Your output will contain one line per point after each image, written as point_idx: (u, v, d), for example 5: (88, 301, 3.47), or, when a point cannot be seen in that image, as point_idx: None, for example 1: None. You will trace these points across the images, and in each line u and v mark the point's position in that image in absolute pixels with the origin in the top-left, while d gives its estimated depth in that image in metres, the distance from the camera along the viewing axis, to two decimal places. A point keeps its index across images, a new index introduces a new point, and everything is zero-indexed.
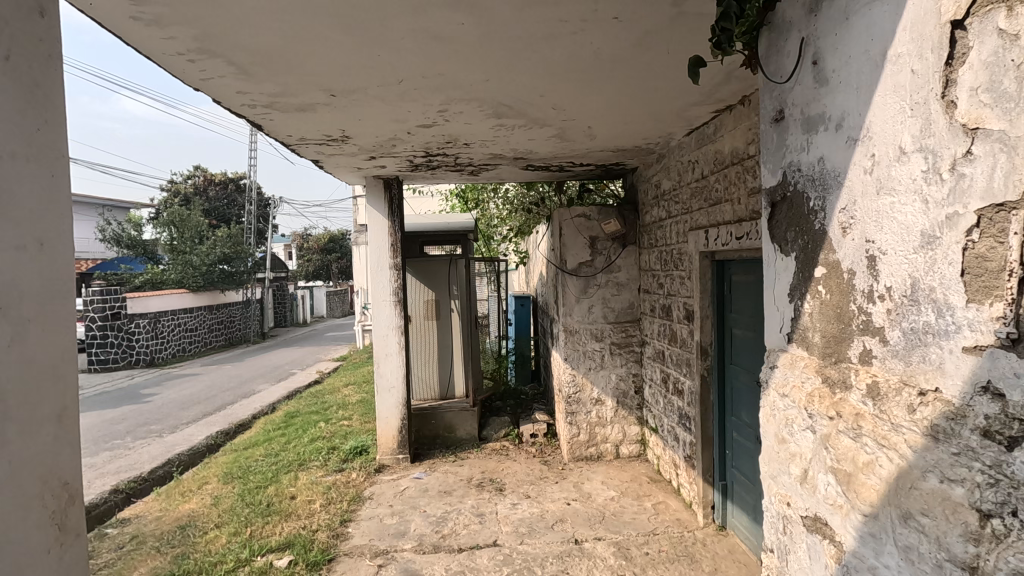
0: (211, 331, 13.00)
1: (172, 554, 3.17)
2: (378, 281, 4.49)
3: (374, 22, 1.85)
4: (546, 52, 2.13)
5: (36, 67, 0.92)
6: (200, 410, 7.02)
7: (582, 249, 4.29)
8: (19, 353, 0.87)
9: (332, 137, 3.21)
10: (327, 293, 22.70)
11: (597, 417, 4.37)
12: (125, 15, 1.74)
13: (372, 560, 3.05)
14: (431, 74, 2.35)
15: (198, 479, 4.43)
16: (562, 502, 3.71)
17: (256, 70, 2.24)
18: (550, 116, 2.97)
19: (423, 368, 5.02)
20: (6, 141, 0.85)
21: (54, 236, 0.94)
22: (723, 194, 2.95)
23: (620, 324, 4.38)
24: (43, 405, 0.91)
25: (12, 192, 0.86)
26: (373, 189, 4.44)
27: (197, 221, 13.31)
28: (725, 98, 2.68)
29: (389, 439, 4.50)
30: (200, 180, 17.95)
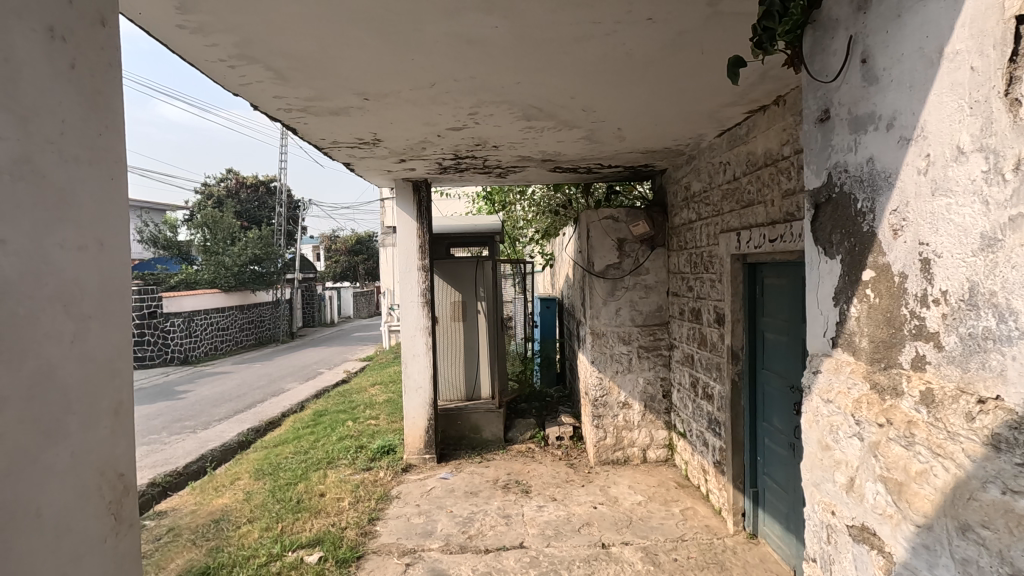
0: (242, 330, 13.32)
1: (206, 547, 3.25)
2: (406, 282, 4.54)
3: (408, 27, 1.87)
4: (578, 54, 2.13)
5: (100, 75, 0.96)
6: (232, 406, 7.19)
7: (609, 251, 4.27)
8: (81, 349, 0.90)
9: (363, 140, 3.26)
10: (354, 293, 23.06)
11: (624, 420, 4.34)
12: (171, 23, 1.80)
13: (399, 559, 3.08)
14: (463, 77, 2.36)
15: (231, 475, 4.54)
16: (588, 505, 3.69)
17: (294, 75, 2.29)
18: (579, 117, 2.96)
19: (449, 369, 5.04)
20: (71, 145, 0.89)
21: (113, 237, 0.98)
22: (755, 196, 2.90)
23: (648, 327, 4.34)
24: (102, 398, 0.94)
25: (75, 195, 0.89)
26: (402, 191, 4.50)
27: (229, 223, 13.68)
28: (759, 98, 2.63)
29: (416, 438, 4.54)
30: (232, 183, 18.47)
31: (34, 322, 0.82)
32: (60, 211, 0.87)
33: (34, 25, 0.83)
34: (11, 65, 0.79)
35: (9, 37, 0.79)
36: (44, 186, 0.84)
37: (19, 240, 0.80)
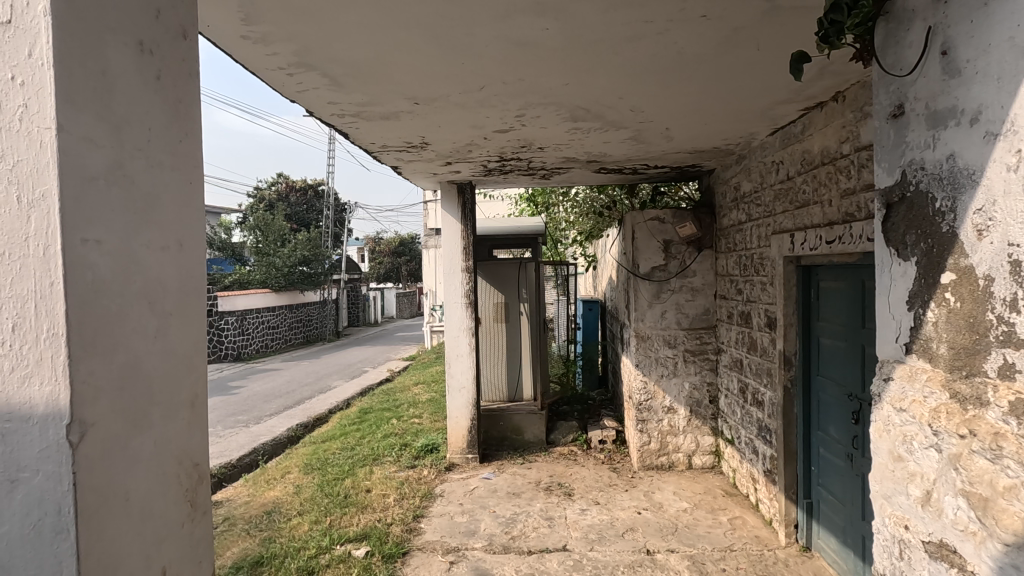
0: (291, 329, 13.80)
1: (260, 537, 3.38)
2: (450, 283, 4.60)
3: (461, 31, 1.90)
4: (628, 54, 2.11)
5: (180, 85, 1.01)
6: (282, 402, 7.46)
7: (655, 253, 4.20)
8: (163, 343, 0.95)
9: (411, 144, 3.32)
10: (397, 294, 23.53)
11: (669, 425, 4.26)
12: (236, 34, 1.88)
13: (444, 557, 3.11)
14: (511, 80, 2.38)
15: (281, 468, 4.70)
16: (632, 510, 3.64)
17: (348, 81, 2.36)
18: (627, 117, 2.92)
19: (492, 369, 5.06)
20: (157, 151, 0.95)
21: (190, 238, 1.03)
22: (811, 196, 2.80)
23: (694, 331, 4.24)
24: (180, 391, 1.00)
25: (158, 198, 0.94)
26: (447, 194, 4.56)
27: (279, 225, 14.22)
28: (816, 95, 2.54)
29: (459, 438, 4.59)
30: (282, 187, 19.21)
31: (123, 317, 0.87)
32: (145, 214, 0.92)
33: (125, 39, 0.89)
34: (105, 77, 0.85)
35: (103, 51, 0.85)
36: (134, 189, 0.89)
37: (110, 240, 0.85)
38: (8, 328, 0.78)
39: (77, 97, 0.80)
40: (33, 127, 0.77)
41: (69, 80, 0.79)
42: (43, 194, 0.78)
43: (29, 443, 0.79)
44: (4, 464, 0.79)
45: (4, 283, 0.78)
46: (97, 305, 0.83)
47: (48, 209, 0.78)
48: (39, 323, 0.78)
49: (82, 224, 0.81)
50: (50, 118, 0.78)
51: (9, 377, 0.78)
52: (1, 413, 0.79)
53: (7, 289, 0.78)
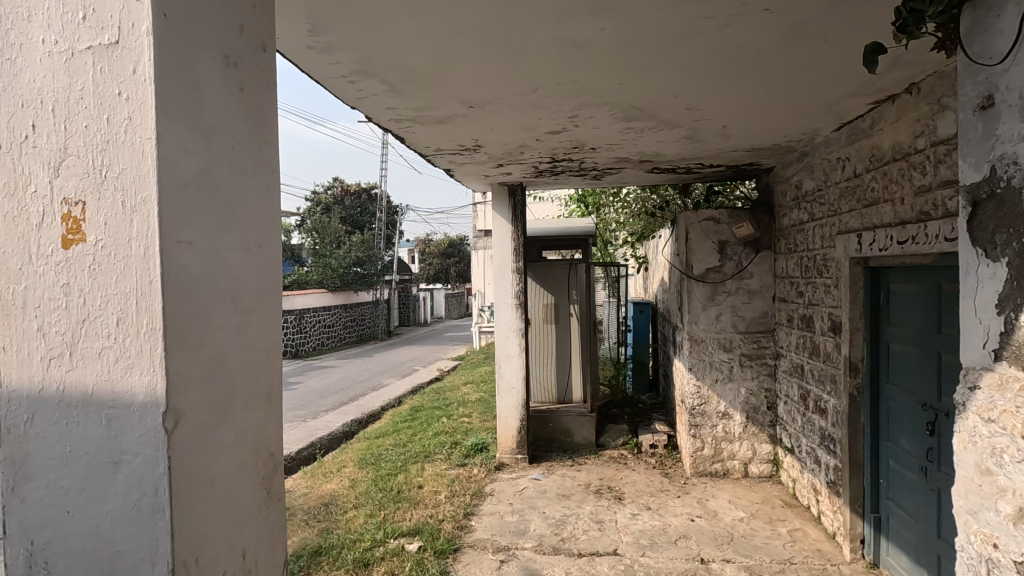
0: (346, 328, 14.28)
1: (318, 528, 3.51)
2: (500, 284, 4.63)
3: (516, 35, 1.92)
4: (685, 51, 2.07)
5: (260, 96, 1.07)
6: (337, 399, 7.73)
7: (709, 254, 4.10)
8: (243, 338, 1.01)
9: (465, 146, 3.37)
10: (446, 295, 23.92)
11: (724, 431, 4.13)
12: (303, 44, 1.97)
13: (494, 555, 3.14)
14: (565, 81, 2.38)
15: (338, 462, 4.86)
16: (686, 517, 3.55)
17: (406, 87, 2.42)
18: (682, 116, 2.87)
19: (541, 371, 5.05)
20: (239, 157, 1.01)
21: (268, 240, 1.09)
22: (881, 193, 2.65)
23: (751, 335, 4.10)
24: (258, 384, 1.06)
25: (240, 203, 1.00)
26: (499, 196, 4.61)
27: (335, 228, 14.77)
28: (887, 87, 2.41)
29: (509, 438, 4.62)
30: (338, 191, 19.97)
31: (210, 313, 0.93)
32: (230, 217, 0.98)
33: (213, 54, 0.95)
34: (195, 91, 0.91)
35: (194, 66, 0.91)
36: (220, 194, 0.96)
37: (200, 242, 0.91)
38: (113, 323, 0.86)
39: (172, 110, 0.87)
40: (136, 138, 0.85)
41: (166, 94, 0.86)
42: (144, 200, 0.85)
43: (130, 429, 0.86)
44: (108, 447, 0.87)
45: (109, 282, 0.86)
46: (189, 301, 0.89)
47: (147, 213, 0.85)
48: (139, 317, 0.85)
49: (176, 227, 0.87)
50: (150, 129, 0.84)
51: (114, 367, 0.86)
52: (106, 400, 0.87)
53: (112, 287, 0.86)
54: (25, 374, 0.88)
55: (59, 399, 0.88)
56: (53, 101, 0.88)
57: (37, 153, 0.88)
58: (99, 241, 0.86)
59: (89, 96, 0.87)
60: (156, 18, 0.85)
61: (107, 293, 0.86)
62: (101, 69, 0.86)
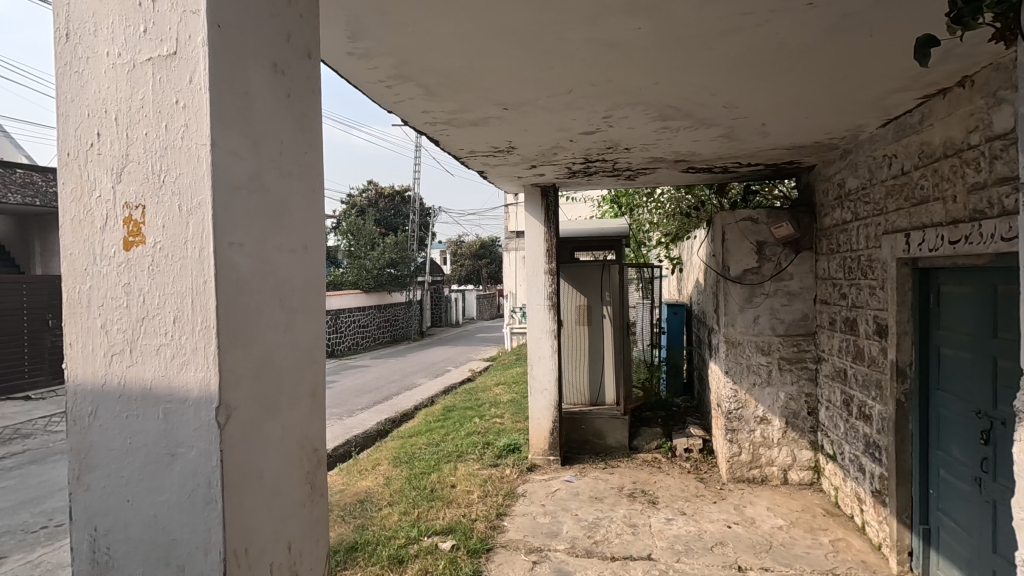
0: (380, 328, 14.52)
1: (354, 524, 3.58)
2: (533, 285, 4.64)
3: (551, 36, 1.92)
4: (724, 49, 2.03)
5: (306, 102, 1.11)
6: (371, 397, 7.86)
7: (747, 255, 4.01)
8: (289, 337, 1.04)
9: (498, 148, 3.39)
10: (478, 296, 24.05)
11: (762, 437, 4.03)
12: (342, 51, 2.02)
13: (527, 556, 3.14)
14: (600, 82, 2.37)
15: (372, 460, 4.95)
16: (722, 524, 3.48)
17: (441, 90, 2.45)
18: (720, 114, 2.82)
19: (573, 373, 5.03)
20: (287, 161, 1.04)
21: (313, 242, 1.13)
22: (931, 191, 2.55)
23: (791, 338, 3.99)
24: (303, 381, 1.09)
25: (287, 206, 1.04)
26: (531, 197, 4.61)
27: (370, 230, 15.05)
28: (938, 81, 2.32)
29: (541, 439, 4.61)
30: (372, 194, 20.37)
31: (259, 312, 0.97)
32: (278, 220, 1.02)
33: (262, 62, 0.98)
34: (246, 98, 0.95)
35: (245, 74, 0.95)
36: (269, 198, 0.99)
37: (251, 243, 0.95)
38: (170, 321, 0.90)
39: (225, 117, 0.91)
40: (191, 145, 0.89)
41: (220, 102, 0.90)
42: (199, 203, 0.88)
43: (185, 422, 0.89)
44: (164, 440, 0.91)
45: (167, 282, 0.90)
46: (240, 300, 0.93)
47: (202, 216, 0.88)
48: (194, 316, 0.89)
49: (229, 229, 0.91)
50: (205, 136, 0.88)
51: (171, 364, 0.90)
52: (164, 395, 0.91)
53: (170, 286, 0.90)
54: (92, 368, 0.94)
55: (120, 394, 0.93)
56: (118, 110, 0.93)
57: (102, 160, 0.93)
58: (157, 242, 0.91)
59: (149, 105, 0.91)
60: (211, 29, 0.89)
61: (165, 292, 0.90)
62: (160, 79, 0.91)
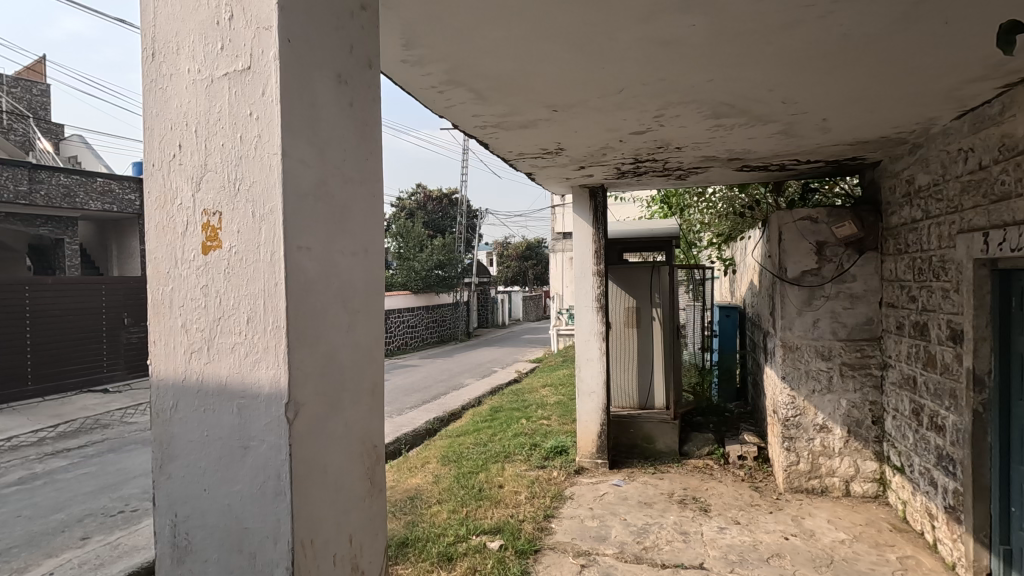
0: (428, 329, 14.79)
1: (404, 520, 3.66)
2: (581, 287, 4.61)
3: (602, 37, 1.91)
4: (783, 42, 1.96)
5: (366, 111, 1.14)
6: (420, 396, 8.02)
7: (805, 256, 3.86)
8: (351, 337, 1.08)
9: (547, 150, 3.39)
10: (524, 297, 24.12)
11: (822, 446, 3.86)
12: (397, 59, 2.07)
13: (575, 559, 3.13)
14: (651, 81, 2.34)
15: (421, 458, 5.04)
16: (778, 535, 3.35)
17: (491, 94, 2.48)
18: (777, 111, 2.72)
19: (622, 375, 4.96)
20: (348, 168, 1.08)
21: (373, 245, 1.16)
22: (1013, 187, 2.37)
23: (854, 343, 3.79)
24: (364, 379, 1.13)
25: (349, 211, 1.08)
26: (580, 198, 4.59)
27: (418, 233, 15.39)
28: (1021, 68, 2.16)
29: (589, 442, 4.57)
30: (421, 198, 20.86)
31: (324, 313, 1.01)
32: (343, 225, 1.06)
33: (327, 74, 1.03)
34: (314, 108, 1.00)
35: (312, 85, 0.99)
36: (332, 204, 1.03)
37: (317, 247, 0.99)
38: (244, 321, 0.95)
39: (294, 127, 0.95)
40: (264, 154, 0.93)
41: (290, 112, 0.94)
42: (270, 210, 0.93)
43: (257, 417, 0.94)
44: (238, 433, 0.96)
45: (241, 285, 0.95)
46: (308, 301, 0.97)
47: (273, 222, 0.93)
48: (266, 317, 0.94)
49: (298, 235, 0.95)
50: (276, 146, 0.93)
51: (244, 362, 0.95)
52: (238, 390, 0.96)
53: (244, 289, 0.95)
54: (173, 364, 1.00)
55: (198, 389, 0.99)
56: (197, 123, 0.99)
57: (183, 170, 1.00)
58: (232, 247, 0.96)
59: (226, 117, 0.97)
60: (283, 44, 0.94)
61: (239, 295, 0.95)
62: (235, 92, 0.96)
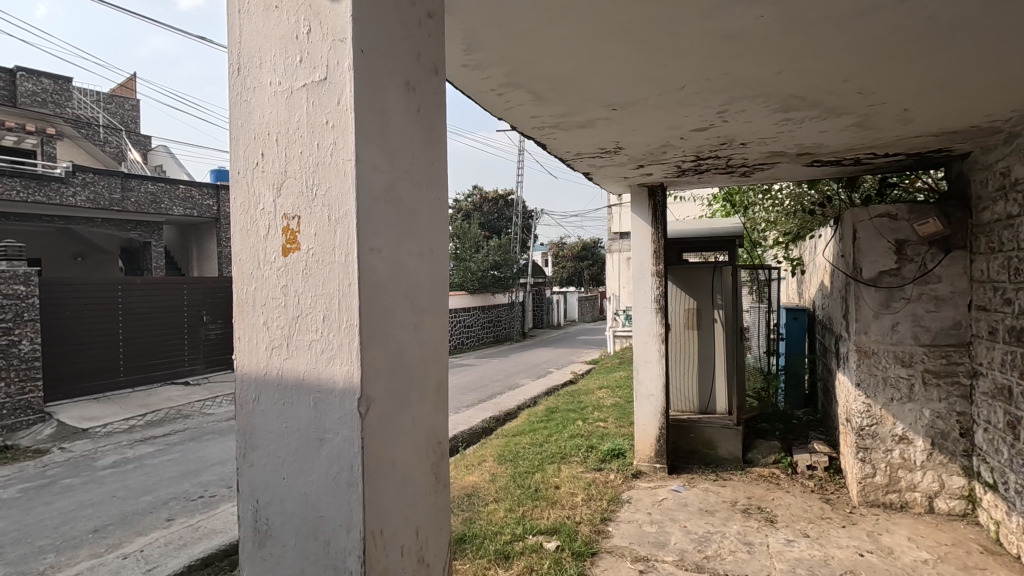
0: (484, 328, 14.98)
1: (462, 516, 3.73)
2: (639, 288, 4.53)
3: (665, 33, 1.87)
4: (861, 29, 1.85)
5: (432, 116, 1.17)
6: (477, 395, 8.13)
7: (883, 255, 3.63)
8: (417, 336, 1.11)
9: (605, 149, 3.36)
10: (580, 298, 23.97)
11: (901, 458, 3.61)
12: (458, 63, 2.12)
13: (633, 564, 3.08)
14: (716, 76, 2.27)
15: (478, 456, 5.11)
16: (852, 551, 3.17)
17: (550, 95, 2.48)
18: (852, 102, 2.57)
19: (681, 378, 4.84)
20: (415, 172, 1.11)
21: (438, 247, 1.19)
22: None
23: (939, 348, 3.53)
24: (429, 377, 1.16)
25: (416, 214, 1.11)
26: (638, 198, 4.52)
27: (475, 234, 15.63)
28: None
29: (647, 446, 4.49)
30: (477, 199, 21.18)
31: (393, 312, 1.05)
32: (410, 229, 1.10)
33: (397, 82, 1.06)
34: (384, 115, 1.04)
35: (383, 94, 1.03)
36: (401, 208, 1.07)
37: (387, 249, 1.03)
38: (320, 320, 1.00)
39: (367, 133, 0.99)
40: (339, 160, 0.98)
41: (363, 119, 0.98)
42: (344, 215, 0.97)
43: (332, 411, 0.99)
44: (314, 426, 1.01)
45: (317, 285, 1.00)
46: (379, 300, 1.01)
47: (348, 225, 0.97)
48: (341, 316, 0.98)
49: (369, 237, 0.99)
50: (351, 153, 0.97)
51: (320, 359, 1.00)
52: (314, 385, 1.01)
53: (319, 288, 1.00)
54: (256, 359, 1.07)
55: (278, 382, 1.05)
56: (278, 133, 1.06)
57: (265, 177, 1.06)
58: (309, 248, 1.01)
59: (304, 126, 1.02)
60: (357, 55, 0.98)
61: (315, 295, 1.01)
62: (313, 102, 1.01)
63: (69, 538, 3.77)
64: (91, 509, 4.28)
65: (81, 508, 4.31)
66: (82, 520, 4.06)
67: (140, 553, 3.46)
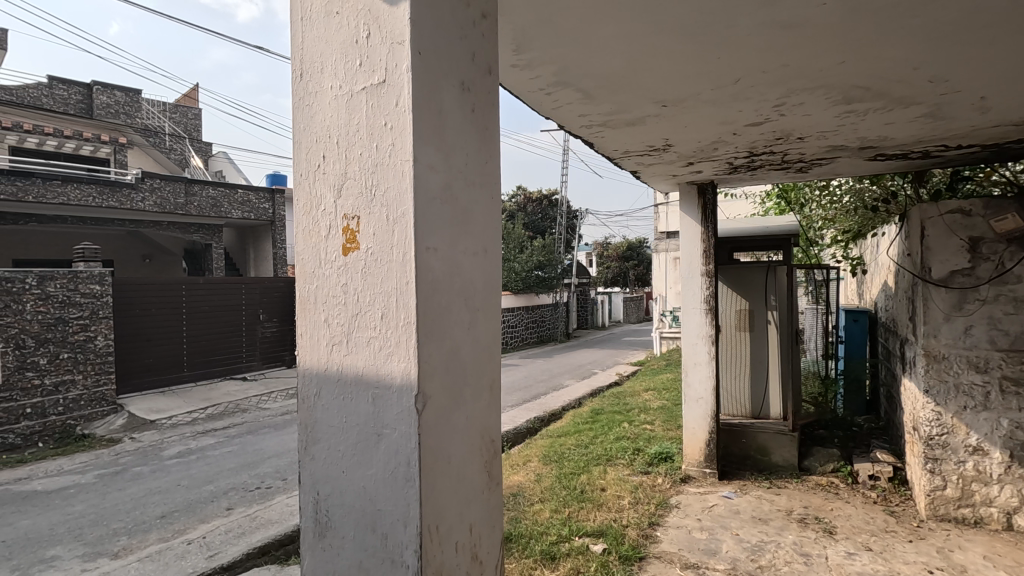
0: (528, 329, 15.01)
1: (508, 515, 3.75)
2: (688, 288, 4.42)
3: (720, 25, 1.82)
4: (933, 13, 1.75)
5: (486, 116, 1.18)
6: (521, 396, 8.15)
7: (955, 254, 3.41)
8: (471, 335, 1.12)
9: (654, 147, 3.30)
10: (625, 298, 23.64)
11: (975, 470, 3.38)
12: (508, 63, 2.12)
13: (682, 570, 3.02)
14: (773, 67, 2.19)
15: (524, 456, 5.12)
16: (919, 567, 2.99)
17: (600, 93, 2.46)
18: (922, 91, 2.43)
19: (732, 381, 4.70)
20: (469, 171, 1.12)
21: (491, 246, 1.20)
22: None
23: (1017, 353, 3.29)
24: (483, 375, 1.16)
25: (470, 213, 1.12)
26: (688, 196, 4.42)
27: (519, 234, 15.69)
28: None
29: (696, 450, 4.38)
30: (521, 199, 21.26)
31: (448, 311, 1.06)
32: (465, 229, 1.11)
33: (452, 82, 1.08)
34: (441, 115, 1.05)
35: (439, 95, 1.05)
36: (456, 208, 1.08)
37: (443, 248, 1.05)
38: (378, 317, 1.03)
39: (424, 133, 1.01)
40: (398, 161, 1.00)
41: (420, 119, 1.00)
42: (402, 215, 0.99)
43: (390, 406, 1.01)
44: (372, 422, 1.04)
45: (376, 283, 1.03)
46: (435, 298, 1.02)
47: (406, 224, 0.99)
48: (399, 314, 1.00)
49: (426, 236, 1.00)
50: (409, 153, 0.99)
51: (378, 355, 1.02)
52: (373, 381, 1.03)
53: (378, 286, 1.02)
54: (318, 355, 1.11)
55: (338, 377, 1.08)
56: (338, 136, 1.09)
57: (326, 179, 1.10)
58: (368, 248, 1.04)
59: (363, 127, 1.05)
60: (414, 57, 1.00)
61: (374, 293, 1.03)
62: (372, 104, 1.03)
63: (139, 522, 4.01)
64: (158, 496, 4.54)
65: (150, 494, 4.58)
66: (151, 506, 4.31)
67: (203, 539, 3.64)
